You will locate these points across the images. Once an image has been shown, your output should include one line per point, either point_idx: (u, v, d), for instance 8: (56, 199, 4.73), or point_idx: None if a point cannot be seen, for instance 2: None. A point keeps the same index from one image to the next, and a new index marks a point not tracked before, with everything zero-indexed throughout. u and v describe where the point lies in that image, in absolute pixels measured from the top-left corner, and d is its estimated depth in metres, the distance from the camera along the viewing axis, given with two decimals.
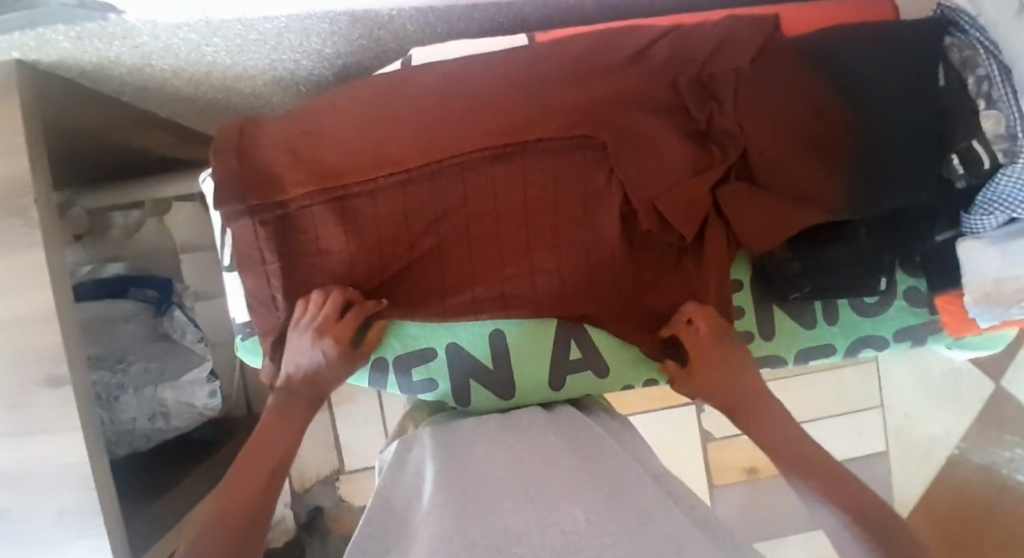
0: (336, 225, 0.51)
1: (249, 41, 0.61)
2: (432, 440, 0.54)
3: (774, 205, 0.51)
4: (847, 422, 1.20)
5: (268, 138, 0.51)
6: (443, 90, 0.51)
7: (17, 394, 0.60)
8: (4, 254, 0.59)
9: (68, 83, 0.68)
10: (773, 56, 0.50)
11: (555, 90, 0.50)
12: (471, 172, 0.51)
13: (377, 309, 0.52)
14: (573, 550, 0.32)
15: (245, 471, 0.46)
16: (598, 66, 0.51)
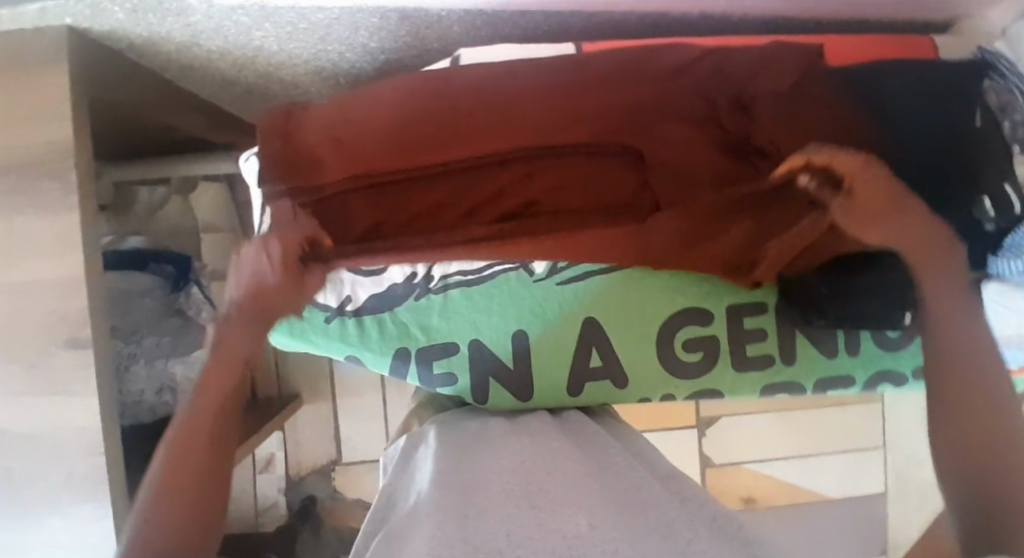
0: (368, 209, 0.52)
1: (298, 29, 0.62)
2: (442, 439, 0.53)
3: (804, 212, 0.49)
4: (848, 461, 1.21)
5: (309, 124, 0.52)
6: (485, 90, 0.51)
7: (40, 353, 0.61)
8: (39, 216, 0.60)
9: (120, 60, 0.69)
10: (814, 82, 0.50)
11: (592, 96, 0.50)
12: (506, 169, 0.51)
13: (321, 239, 0.49)
14: (577, 551, 0.32)
15: (180, 444, 0.42)
16: (641, 77, 0.51)
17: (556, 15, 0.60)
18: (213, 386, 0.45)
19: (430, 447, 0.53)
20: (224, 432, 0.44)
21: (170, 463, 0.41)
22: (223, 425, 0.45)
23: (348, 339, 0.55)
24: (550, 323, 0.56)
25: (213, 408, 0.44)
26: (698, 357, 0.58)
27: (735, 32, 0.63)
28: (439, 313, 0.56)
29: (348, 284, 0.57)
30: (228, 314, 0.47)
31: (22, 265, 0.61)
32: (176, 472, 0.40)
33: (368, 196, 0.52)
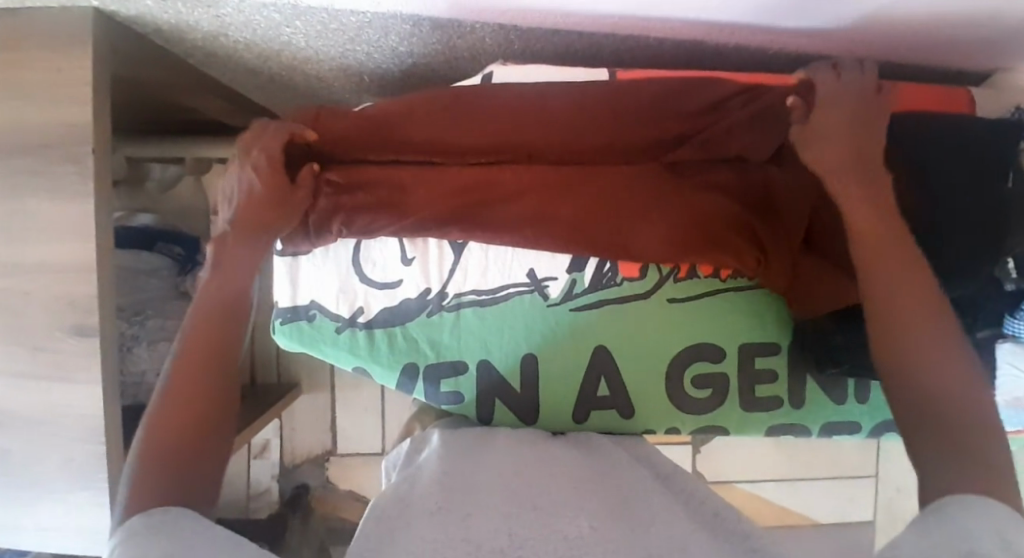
0: (383, 197, 0.51)
1: (328, 29, 0.61)
2: (449, 439, 0.53)
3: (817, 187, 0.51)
4: (839, 489, 1.21)
5: (333, 140, 0.51)
6: (515, 113, 0.50)
7: (47, 336, 0.61)
8: (56, 199, 0.59)
9: (150, 45, 0.69)
10: None
11: (620, 106, 0.50)
12: (535, 164, 0.51)
13: (306, 134, 0.49)
14: (578, 552, 0.33)
15: (178, 387, 0.38)
16: (676, 112, 0.51)
17: (591, 36, 0.59)
18: (198, 317, 0.41)
19: (431, 447, 0.52)
20: (212, 365, 0.39)
21: (161, 409, 0.37)
22: (220, 356, 0.40)
23: (358, 351, 0.55)
24: (560, 348, 0.56)
25: (206, 342, 0.40)
26: (707, 394, 0.58)
27: (770, 64, 0.62)
28: (450, 330, 0.56)
29: (362, 295, 0.55)
30: (223, 232, 0.46)
31: (35, 247, 0.60)
32: (163, 421, 0.36)
33: (369, 187, 0.51)
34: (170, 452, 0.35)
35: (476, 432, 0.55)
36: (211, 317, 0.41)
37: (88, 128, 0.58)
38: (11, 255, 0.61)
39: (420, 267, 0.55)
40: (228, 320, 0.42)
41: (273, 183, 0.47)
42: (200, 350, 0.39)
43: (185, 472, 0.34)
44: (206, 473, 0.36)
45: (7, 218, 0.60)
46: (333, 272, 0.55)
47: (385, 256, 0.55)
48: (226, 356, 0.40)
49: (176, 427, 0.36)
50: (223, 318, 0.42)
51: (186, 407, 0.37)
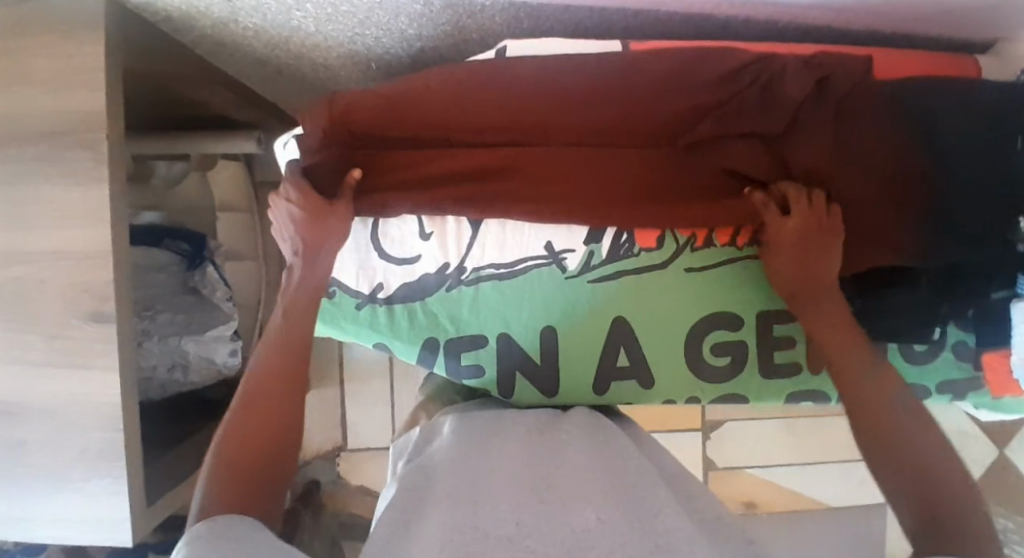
0: (406, 178, 0.51)
1: (338, 12, 0.61)
2: (467, 423, 0.55)
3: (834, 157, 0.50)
4: (850, 470, 1.22)
5: (345, 108, 0.50)
6: (531, 85, 0.50)
7: (62, 323, 0.61)
8: (70, 185, 0.59)
9: (162, 38, 0.69)
10: (859, 101, 0.51)
11: (629, 81, 0.50)
12: (549, 138, 0.51)
13: (354, 174, 0.49)
14: (585, 547, 0.33)
15: (252, 398, 0.46)
16: (688, 84, 0.50)
17: (600, 12, 0.59)
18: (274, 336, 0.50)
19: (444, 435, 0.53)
20: (279, 414, 0.46)
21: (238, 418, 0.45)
22: (289, 378, 0.48)
23: (379, 328, 0.56)
24: (577, 324, 0.56)
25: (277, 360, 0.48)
26: (725, 362, 0.58)
27: (777, 37, 0.63)
28: (469, 304, 0.56)
29: (381, 271, 0.55)
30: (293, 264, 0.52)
31: (49, 233, 0.60)
32: (240, 430, 0.44)
33: (382, 166, 0.51)
34: (235, 476, 0.41)
35: (496, 415, 0.56)
36: (281, 377, 0.48)
37: (103, 115, 0.59)
38: (25, 243, 0.61)
39: (439, 241, 0.54)
40: (294, 376, 0.49)
41: (312, 214, 0.50)
42: (272, 398, 0.46)
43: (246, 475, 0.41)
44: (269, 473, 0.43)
45: (20, 206, 0.60)
46: (350, 250, 0.55)
47: (403, 232, 0.54)
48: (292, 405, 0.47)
49: (243, 467, 0.42)
50: (292, 371, 0.49)
51: (256, 443, 0.44)
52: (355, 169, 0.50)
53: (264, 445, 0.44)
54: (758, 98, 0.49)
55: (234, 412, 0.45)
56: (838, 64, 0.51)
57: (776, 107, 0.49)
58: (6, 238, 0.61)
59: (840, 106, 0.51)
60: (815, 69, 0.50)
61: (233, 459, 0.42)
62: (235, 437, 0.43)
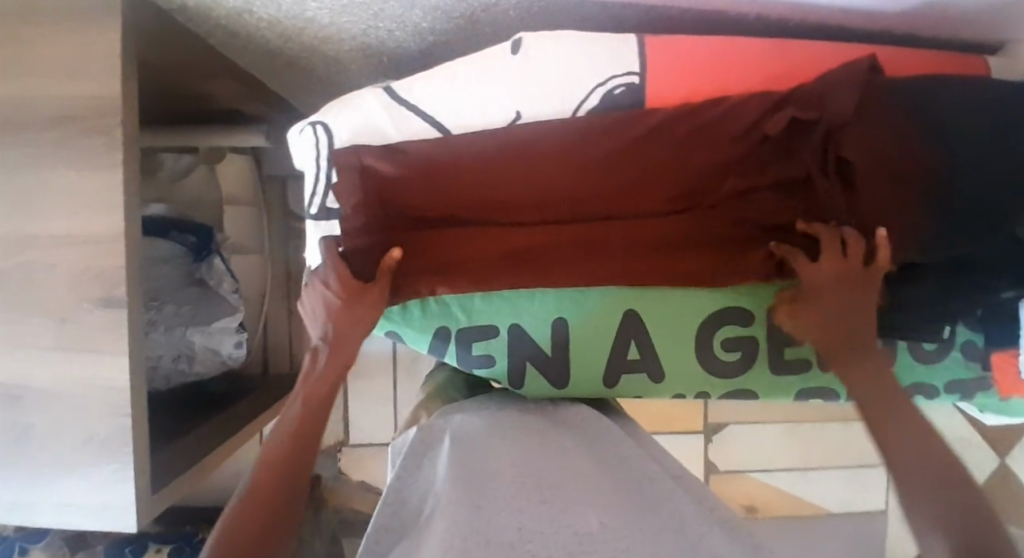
0: (455, 242, 0.54)
1: (354, 4, 0.61)
2: (468, 422, 0.55)
3: (848, 188, 0.51)
4: (851, 476, 1.22)
5: (377, 187, 0.53)
6: (555, 133, 0.52)
7: (72, 308, 0.61)
8: (82, 169, 0.59)
9: (178, 29, 0.69)
10: (873, 112, 0.50)
11: (647, 137, 0.52)
12: (582, 196, 0.53)
13: (394, 257, 0.50)
14: (586, 549, 0.34)
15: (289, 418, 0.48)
16: (706, 135, 0.52)
17: (615, 8, 0.59)
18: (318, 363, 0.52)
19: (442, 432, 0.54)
20: (312, 429, 0.47)
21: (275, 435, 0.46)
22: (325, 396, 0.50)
23: (390, 316, 0.57)
24: (588, 315, 0.56)
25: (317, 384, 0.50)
26: (735, 357, 0.59)
27: (790, 34, 0.63)
28: (481, 295, 0.57)
29: None
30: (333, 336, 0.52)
31: (62, 218, 0.60)
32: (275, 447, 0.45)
33: (415, 254, 0.54)
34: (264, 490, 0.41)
35: (500, 414, 0.57)
36: (314, 399, 0.49)
37: (117, 101, 0.59)
38: (37, 227, 0.61)
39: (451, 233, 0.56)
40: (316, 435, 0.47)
41: (352, 297, 0.51)
42: (308, 414, 0.48)
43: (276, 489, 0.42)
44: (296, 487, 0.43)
45: (34, 190, 0.60)
46: None
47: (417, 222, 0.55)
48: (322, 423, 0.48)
49: (270, 482, 0.42)
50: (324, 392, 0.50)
51: (286, 457, 0.44)
52: (397, 249, 0.51)
53: (279, 487, 0.42)
54: (783, 144, 0.52)
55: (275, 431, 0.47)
56: (830, 74, 0.51)
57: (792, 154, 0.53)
58: (17, 221, 0.61)
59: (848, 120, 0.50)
60: (814, 108, 0.51)
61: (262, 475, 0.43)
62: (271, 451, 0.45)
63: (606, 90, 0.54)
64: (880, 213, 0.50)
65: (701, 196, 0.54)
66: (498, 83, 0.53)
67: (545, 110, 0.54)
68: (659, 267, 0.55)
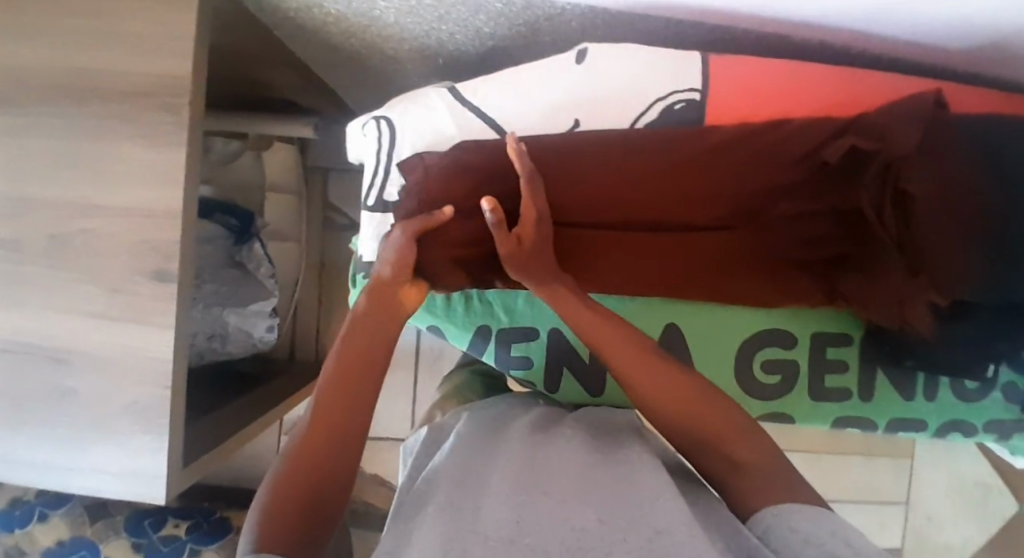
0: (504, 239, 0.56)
1: (422, 5, 0.62)
2: (479, 420, 0.57)
3: (903, 222, 0.50)
4: (869, 514, 1.19)
5: (431, 180, 0.54)
6: (613, 145, 0.53)
7: (124, 279, 0.63)
8: (147, 145, 0.62)
9: (245, 18, 0.71)
10: (937, 150, 0.49)
11: (714, 153, 0.52)
12: (638, 211, 0.54)
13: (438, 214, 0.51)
14: (584, 547, 0.34)
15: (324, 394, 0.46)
16: (766, 159, 0.52)
17: (676, 25, 0.60)
18: (354, 331, 0.50)
19: (456, 434, 0.55)
20: (348, 410, 0.45)
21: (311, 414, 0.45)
22: (359, 370, 0.47)
23: (434, 310, 0.60)
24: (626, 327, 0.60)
25: (354, 355, 0.48)
26: (774, 380, 0.61)
27: (847, 61, 0.63)
28: (525, 298, 0.60)
29: None
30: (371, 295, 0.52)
31: (124, 190, 0.62)
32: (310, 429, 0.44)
33: (461, 243, 0.55)
34: (296, 482, 0.41)
35: (516, 413, 0.57)
36: (351, 371, 0.47)
37: (186, 83, 0.61)
38: (98, 198, 0.63)
39: None
40: (371, 383, 0.47)
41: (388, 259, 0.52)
42: (343, 390, 0.46)
43: (307, 480, 0.41)
44: (329, 476, 0.42)
45: (100, 162, 0.63)
46: None
47: None
48: (361, 404, 0.46)
49: (300, 472, 0.41)
50: (361, 367, 0.48)
51: (319, 446, 0.43)
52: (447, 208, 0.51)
53: (310, 478, 0.41)
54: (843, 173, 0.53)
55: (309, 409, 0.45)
56: (899, 102, 0.50)
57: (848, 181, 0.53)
58: (82, 191, 0.63)
59: (910, 154, 0.48)
60: (872, 138, 0.50)
61: (294, 464, 0.42)
62: (304, 434, 0.44)
63: (667, 104, 0.54)
64: (931, 256, 0.49)
65: (754, 217, 0.55)
66: (560, 90, 0.54)
67: (606, 119, 0.55)
68: (698, 282, 0.58)
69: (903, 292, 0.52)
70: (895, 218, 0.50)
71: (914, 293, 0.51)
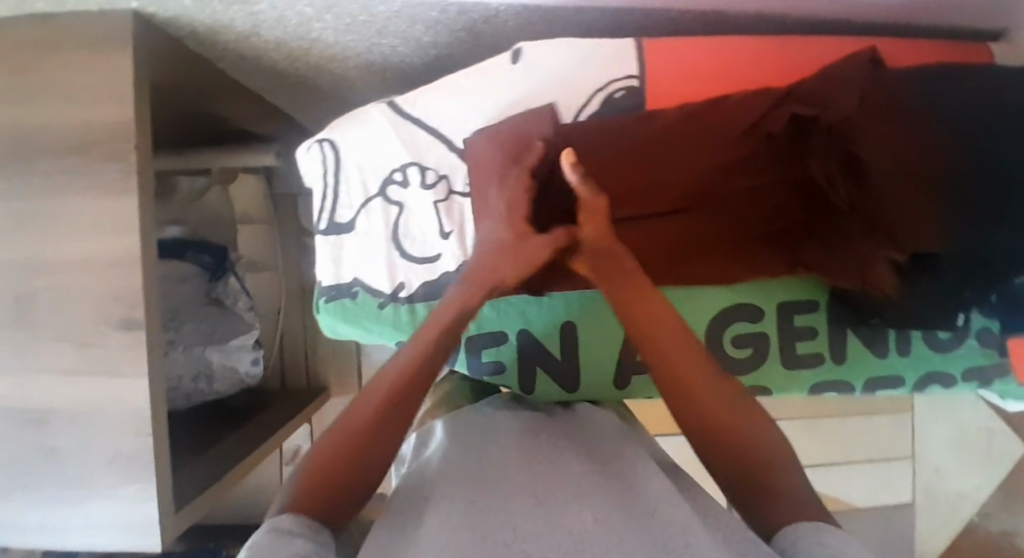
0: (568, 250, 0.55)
1: (358, 22, 0.62)
2: (462, 426, 0.57)
3: (857, 184, 0.50)
4: (875, 470, 1.19)
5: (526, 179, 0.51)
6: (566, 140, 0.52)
7: (94, 331, 0.63)
8: (99, 196, 0.61)
9: (184, 54, 0.71)
10: (881, 106, 0.48)
11: (657, 138, 0.52)
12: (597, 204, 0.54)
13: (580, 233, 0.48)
14: (582, 549, 0.33)
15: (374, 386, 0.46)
16: (714, 137, 0.52)
17: (612, 13, 0.60)
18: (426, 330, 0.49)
19: (439, 441, 0.55)
20: (392, 408, 0.45)
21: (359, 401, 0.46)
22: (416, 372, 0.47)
23: (400, 328, 0.59)
24: (599, 320, 0.61)
25: (418, 353, 0.47)
26: (747, 353, 0.61)
27: (789, 28, 0.62)
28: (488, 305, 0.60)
29: (403, 270, 0.58)
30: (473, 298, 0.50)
31: (82, 243, 0.62)
32: (355, 415, 0.45)
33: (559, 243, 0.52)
34: (327, 468, 0.42)
35: (496, 418, 0.57)
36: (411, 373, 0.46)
37: (130, 129, 0.60)
38: (57, 253, 0.63)
39: (457, 241, 0.57)
40: (428, 384, 0.47)
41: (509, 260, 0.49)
42: (396, 389, 0.46)
43: (337, 469, 0.42)
44: (360, 469, 0.43)
45: (55, 216, 0.62)
46: (375, 249, 0.59)
47: (424, 233, 0.58)
48: (408, 406, 0.45)
49: (334, 459, 0.43)
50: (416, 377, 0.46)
51: (361, 441, 0.43)
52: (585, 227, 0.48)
53: (342, 470, 0.42)
54: (789, 141, 0.53)
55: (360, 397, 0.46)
56: (836, 64, 0.50)
57: (796, 148, 0.53)
58: (40, 248, 0.63)
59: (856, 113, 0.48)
60: (813, 103, 0.50)
61: (330, 450, 0.43)
62: (349, 420, 0.45)
63: (606, 94, 0.54)
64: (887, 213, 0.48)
65: (708, 195, 0.55)
66: (502, 93, 0.54)
67: None
68: (662, 268, 0.58)
69: (861, 251, 0.52)
70: (846, 180, 0.50)
71: (875, 255, 0.51)
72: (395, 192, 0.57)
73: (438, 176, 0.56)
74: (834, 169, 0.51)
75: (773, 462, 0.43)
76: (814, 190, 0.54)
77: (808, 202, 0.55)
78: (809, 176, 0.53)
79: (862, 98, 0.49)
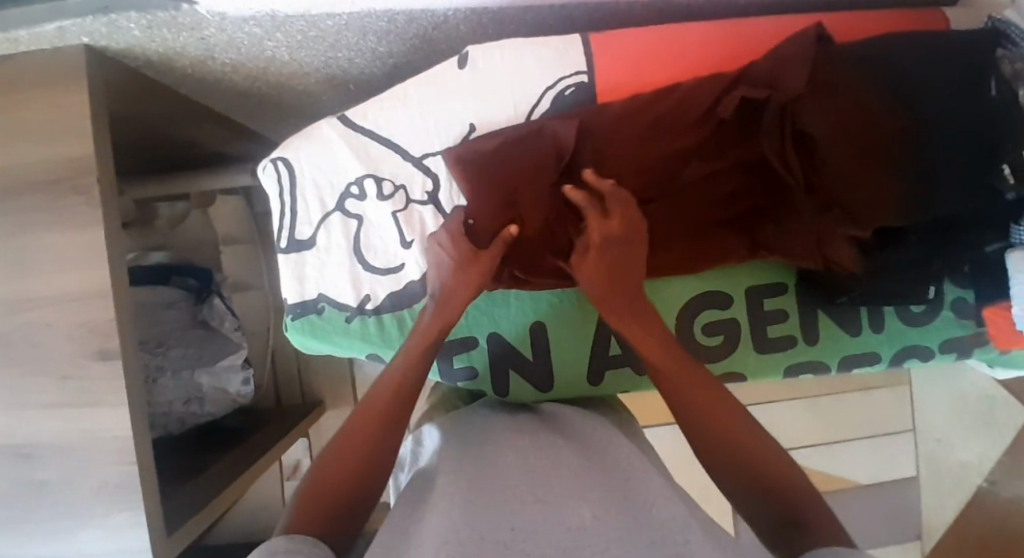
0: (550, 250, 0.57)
1: (309, 38, 0.62)
2: (456, 430, 0.56)
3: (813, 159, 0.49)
4: (876, 444, 1.18)
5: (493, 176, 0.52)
6: (529, 134, 0.52)
7: (71, 364, 0.63)
8: (66, 230, 0.62)
9: (142, 80, 0.70)
10: (831, 78, 0.47)
11: (612, 128, 0.52)
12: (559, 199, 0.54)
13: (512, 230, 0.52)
14: (580, 548, 0.33)
15: (366, 408, 0.48)
16: (667, 124, 0.52)
17: (563, 10, 0.59)
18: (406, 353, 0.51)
19: (436, 447, 0.54)
20: (385, 425, 0.47)
21: (350, 425, 0.47)
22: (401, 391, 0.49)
23: (369, 339, 0.60)
24: (570, 319, 0.62)
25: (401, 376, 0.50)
26: (719, 340, 0.61)
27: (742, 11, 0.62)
28: None
29: (368, 282, 0.59)
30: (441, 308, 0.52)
31: (52, 278, 0.62)
32: (349, 437, 0.46)
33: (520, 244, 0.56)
34: (329, 489, 0.43)
35: (487, 421, 0.57)
36: (399, 391, 0.49)
37: (90, 162, 0.61)
38: (29, 290, 0.63)
39: (419, 249, 0.58)
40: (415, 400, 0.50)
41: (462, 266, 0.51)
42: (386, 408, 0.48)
43: (336, 488, 0.43)
44: (359, 487, 0.44)
45: (23, 253, 0.63)
46: (338, 264, 0.59)
47: (386, 243, 0.59)
48: (397, 419, 0.48)
49: (333, 482, 0.43)
50: (401, 403, 0.49)
51: (359, 459, 0.45)
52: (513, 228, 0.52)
53: (342, 489, 0.43)
54: (742, 123, 0.53)
55: (351, 420, 0.48)
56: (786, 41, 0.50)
57: (750, 129, 0.53)
58: (11, 286, 0.63)
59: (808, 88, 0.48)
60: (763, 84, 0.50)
61: (327, 472, 0.44)
62: (346, 442, 0.46)
63: (557, 91, 0.54)
64: (844, 186, 0.47)
65: (668, 182, 0.55)
66: (454, 99, 0.54)
67: (498, 117, 0.54)
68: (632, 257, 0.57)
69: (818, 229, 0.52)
70: (803, 156, 0.50)
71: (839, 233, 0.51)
72: (353, 205, 0.57)
73: (395, 186, 0.57)
74: (790, 147, 0.50)
75: (784, 473, 0.43)
76: (772, 172, 0.53)
77: (765, 183, 0.54)
78: (763, 157, 0.53)
79: (811, 73, 0.48)
